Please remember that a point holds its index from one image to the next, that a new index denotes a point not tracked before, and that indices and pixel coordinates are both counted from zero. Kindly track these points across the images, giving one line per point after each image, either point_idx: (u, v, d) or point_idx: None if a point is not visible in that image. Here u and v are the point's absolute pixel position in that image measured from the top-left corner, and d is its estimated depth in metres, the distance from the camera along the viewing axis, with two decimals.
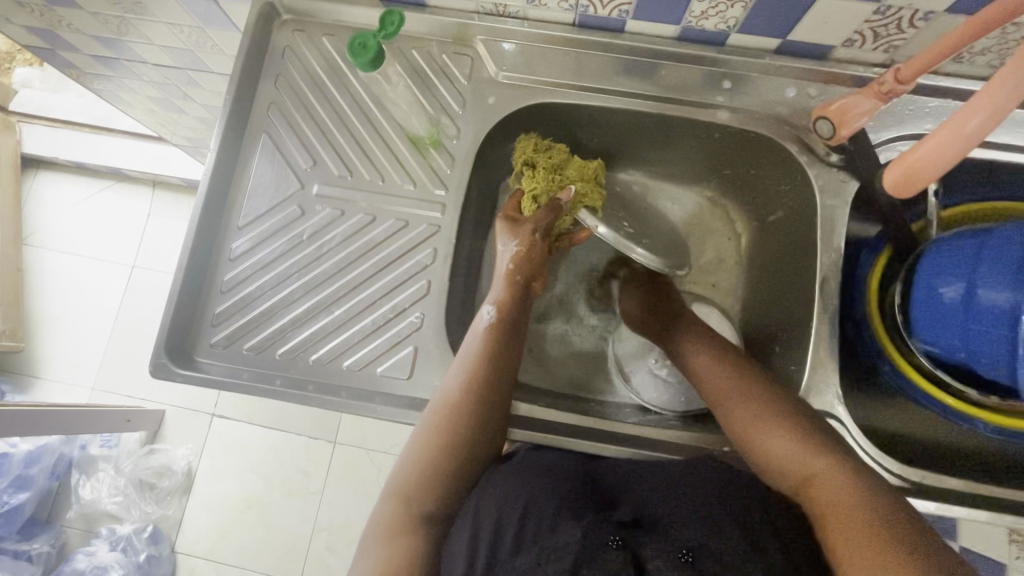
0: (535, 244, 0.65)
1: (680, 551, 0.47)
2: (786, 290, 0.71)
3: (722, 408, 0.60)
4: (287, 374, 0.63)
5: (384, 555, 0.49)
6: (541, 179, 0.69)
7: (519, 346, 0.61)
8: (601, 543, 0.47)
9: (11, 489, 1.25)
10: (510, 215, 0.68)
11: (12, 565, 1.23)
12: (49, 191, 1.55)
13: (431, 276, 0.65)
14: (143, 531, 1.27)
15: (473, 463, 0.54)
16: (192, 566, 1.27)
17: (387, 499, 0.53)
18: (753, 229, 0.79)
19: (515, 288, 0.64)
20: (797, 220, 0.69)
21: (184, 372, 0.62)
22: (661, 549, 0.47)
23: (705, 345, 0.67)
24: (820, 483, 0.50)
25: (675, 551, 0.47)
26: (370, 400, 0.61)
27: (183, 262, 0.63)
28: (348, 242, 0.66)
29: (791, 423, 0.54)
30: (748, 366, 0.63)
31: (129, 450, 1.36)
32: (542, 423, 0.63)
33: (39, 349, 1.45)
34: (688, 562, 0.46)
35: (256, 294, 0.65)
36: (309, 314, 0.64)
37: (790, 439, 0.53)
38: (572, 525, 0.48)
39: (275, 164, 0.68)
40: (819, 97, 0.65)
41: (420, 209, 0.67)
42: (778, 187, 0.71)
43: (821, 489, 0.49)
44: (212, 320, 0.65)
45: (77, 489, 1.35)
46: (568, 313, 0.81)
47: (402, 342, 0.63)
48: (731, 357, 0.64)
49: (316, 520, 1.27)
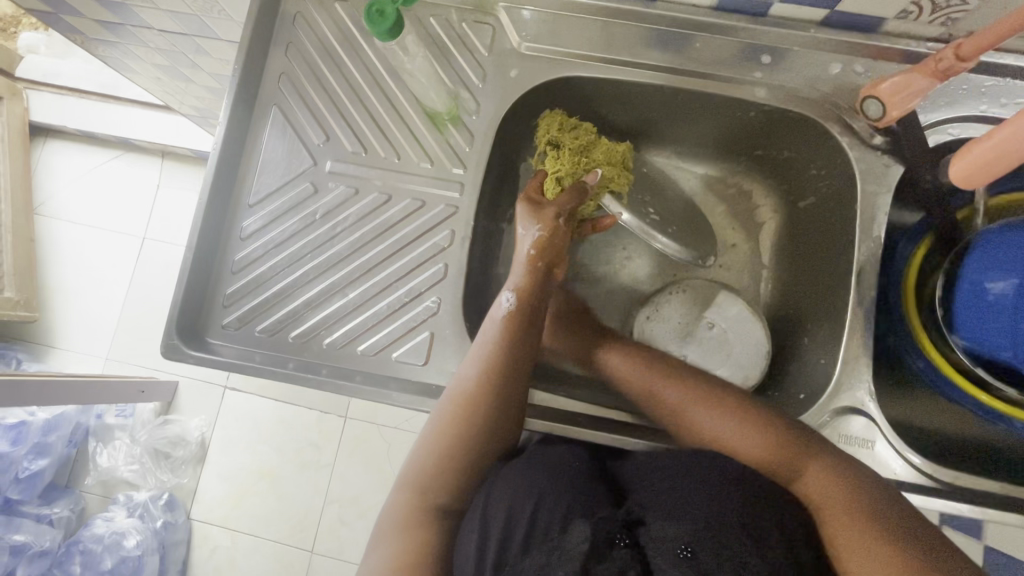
0: (558, 228, 0.62)
1: (678, 548, 0.44)
2: (819, 279, 0.68)
3: (684, 420, 0.56)
4: (300, 358, 0.61)
5: (402, 548, 0.48)
6: (565, 161, 0.66)
7: (538, 334, 0.59)
8: (609, 542, 0.45)
9: (31, 455, 1.27)
10: (532, 197, 0.65)
11: (35, 528, 1.25)
12: (59, 161, 1.53)
13: (448, 259, 0.63)
14: (159, 498, 1.30)
15: (491, 454, 0.53)
16: (207, 533, 1.30)
17: (400, 484, 0.52)
18: (781, 215, 0.76)
19: (535, 274, 0.61)
20: (832, 205, 0.66)
21: (195, 354, 0.60)
22: (662, 543, 0.45)
23: (641, 350, 0.64)
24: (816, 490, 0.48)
25: (673, 548, 0.44)
26: (385, 386, 0.59)
27: (193, 241, 0.61)
28: (362, 222, 0.64)
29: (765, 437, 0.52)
30: (699, 373, 0.60)
31: (143, 420, 1.37)
32: (559, 413, 0.61)
33: (54, 318, 1.46)
34: (687, 558, 0.43)
35: (268, 275, 0.63)
36: (322, 297, 0.62)
37: (762, 438, 0.52)
38: (580, 524, 0.46)
39: (287, 138, 0.65)
40: (866, 74, 0.61)
41: (437, 189, 0.64)
42: (811, 171, 0.68)
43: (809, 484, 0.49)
44: (224, 301, 0.63)
45: (94, 457, 1.37)
46: (587, 295, 0.79)
47: (417, 327, 0.61)
48: (680, 369, 0.60)
49: (327, 493, 1.28)
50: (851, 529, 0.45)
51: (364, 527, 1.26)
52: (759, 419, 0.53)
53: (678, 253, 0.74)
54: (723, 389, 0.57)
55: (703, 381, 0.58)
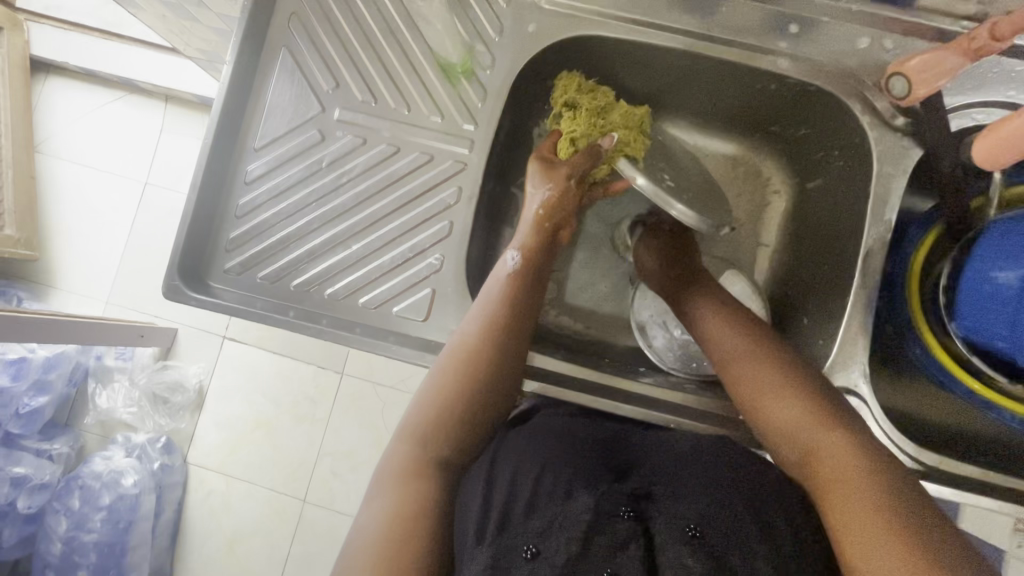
0: (568, 190, 0.62)
1: (686, 527, 0.43)
2: (822, 262, 0.68)
3: (735, 375, 0.56)
4: (301, 306, 0.61)
5: (396, 501, 0.46)
6: (582, 121, 0.65)
7: (541, 297, 0.58)
8: (612, 512, 0.43)
9: (32, 392, 1.29)
10: (545, 156, 0.65)
11: (35, 462, 1.29)
12: (62, 99, 1.50)
13: (454, 217, 0.62)
14: (157, 441, 1.33)
15: (491, 410, 0.52)
16: (201, 477, 1.33)
17: (399, 434, 0.50)
18: (788, 197, 0.76)
19: (542, 234, 0.61)
20: (842, 187, 0.66)
21: (197, 296, 0.60)
22: (666, 521, 0.43)
23: (724, 307, 0.63)
24: (839, 476, 0.44)
25: (681, 526, 0.43)
26: (385, 340, 0.59)
27: (197, 182, 0.60)
28: (368, 174, 0.63)
29: (816, 412, 0.49)
30: (773, 340, 0.57)
31: (142, 364, 1.38)
32: (555, 375, 0.61)
33: (55, 259, 1.45)
34: (694, 537, 0.42)
35: (272, 222, 0.62)
36: (325, 247, 0.62)
37: (807, 413, 0.49)
38: (585, 492, 0.44)
39: (295, 83, 0.64)
40: (895, 51, 0.59)
41: (446, 144, 0.63)
42: (827, 152, 0.67)
43: (830, 468, 0.45)
44: (227, 245, 0.62)
45: (94, 398, 1.39)
46: (584, 264, 0.80)
47: (419, 283, 0.61)
48: (756, 334, 0.58)
49: (321, 445, 1.30)
50: (856, 514, 0.41)
51: (356, 479, 1.29)
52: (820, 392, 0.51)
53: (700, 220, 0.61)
54: (791, 357, 0.55)
55: (768, 349, 0.56)
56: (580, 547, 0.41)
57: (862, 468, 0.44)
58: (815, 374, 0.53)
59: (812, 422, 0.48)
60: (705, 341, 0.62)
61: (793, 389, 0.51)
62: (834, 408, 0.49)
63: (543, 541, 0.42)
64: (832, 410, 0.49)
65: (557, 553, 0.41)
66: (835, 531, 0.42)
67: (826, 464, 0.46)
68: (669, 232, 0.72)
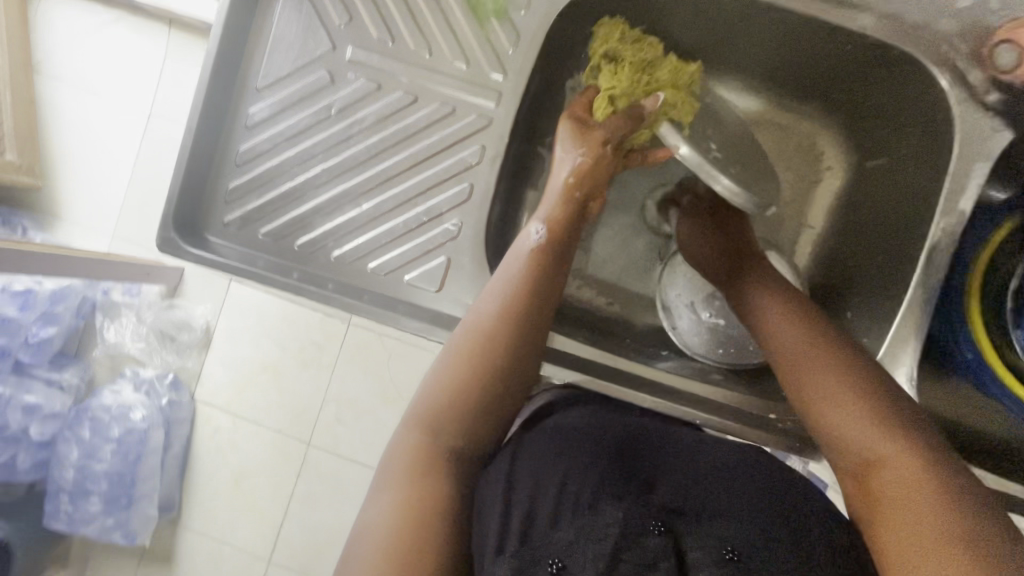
0: (603, 156, 0.55)
1: (723, 548, 0.40)
2: (874, 252, 0.62)
3: (786, 374, 0.52)
4: (306, 269, 0.56)
5: (404, 496, 0.44)
6: (624, 77, 0.58)
7: (564, 274, 0.53)
8: (642, 528, 0.41)
9: (39, 323, 1.25)
10: (578, 116, 0.58)
11: (45, 392, 1.27)
12: (59, 17, 1.40)
13: (475, 179, 0.56)
14: (165, 377, 1.32)
15: (508, 398, 0.49)
16: (209, 415, 1.31)
17: (405, 422, 0.48)
18: (843, 176, 0.68)
19: (571, 206, 0.55)
20: (907, 168, 0.59)
21: (192, 251, 0.55)
22: (704, 542, 0.41)
23: (778, 292, 0.57)
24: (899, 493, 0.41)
25: (716, 547, 0.40)
26: (394, 310, 0.55)
27: (193, 124, 0.54)
28: (382, 124, 0.56)
29: (877, 418, 0.45)
30: (835, 332, 0.52)
31: (148, 301, 1.34)
32: (574, 359, 0.57)
33: (58, 187, 1.41)
34: (731, 560, 0.40)
35: (276, 173, 0.57)
36: (334, 204, 0.56)
37: (866, 420, 0.45)
38: (614, 504, 0.41)
39: (303, 14, 0.56)
40: (1001, 11, 0.50)
41: (470, 96, 0.56)
42: (897, 128, 0.59)
43: (892, 484, 0.41)
44: (226, 196, 0.57)
45: (101, 331, 1.37)
46: (611, 237, 0.74)
47: (434, 251, 0.56)
48: (814, 326, 0.53)
49: (327, 391, 1.26)
50: (914, 534, 0.38)
51: (360, 428, 1.24)
52: (873, 398, 0.46)
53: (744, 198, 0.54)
54: (848, 353, 0.50)
55: (827, 343, 0.51)
56: (606, 564, 0.39)
57: (925, 485, 0.40)
58: (871, 374, 0.48)
59: (872, 428, 0.44)
60: (756, 332, 0.57)
61: (853, 391, 0.47)
62: (890, 416, 0.44)
63: (569, 556, 0.40)
64: (886, 419, 0.44)
65: (583, 567, 0.39)
66: (887, 550, 0.39)
67: (886, 478, 0.42)
68: (708, 210, 0.66)
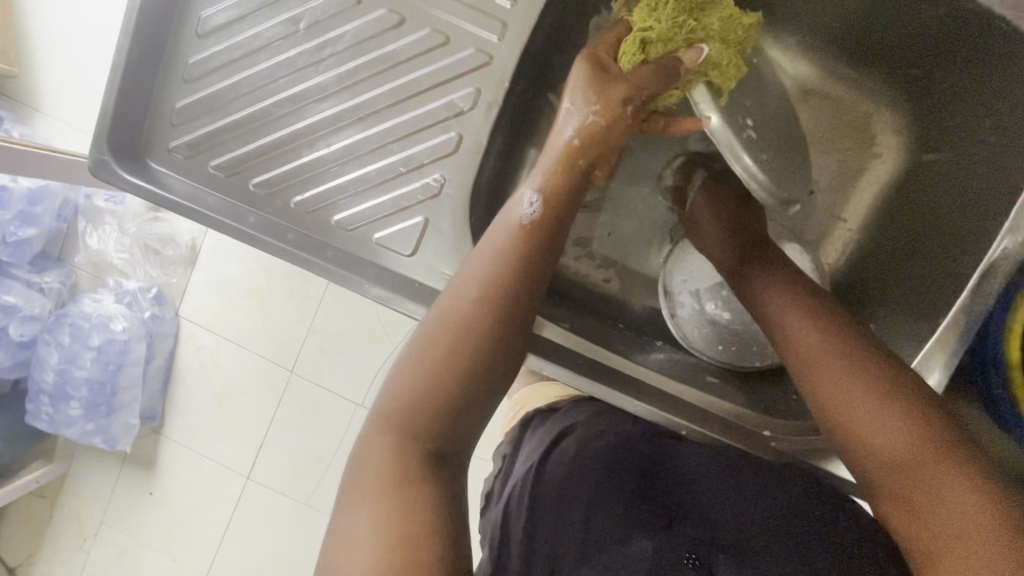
0: (619, 119, 0.46)
1: None
2: (915, 262, 0.55)
3: (813, 383, 0.45)
4: (261, 212, 0.49)
5: (370, 515, 0.38)
6: (665, 17, 0.47)
7: (558, 252, 0.45)
8: (675, 563, 0.40)
9: (17, 223, 1.06)
10: (601, 60, 0.48)
11: (25, 293, 1.08)
12: None
13: (465, 129, 0.47)
14: (148, 291, 1.11)
15: (488, 390, 0.42)
16: (193, 333, 1.12)
17: (373, 421, 0.42)
18: (894, 166, 0.59)
19: (571, 175, 0.46)
20: (979, 168, 0.50)
21: (131, 179, 0.47)
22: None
23: (793, 284, 0.50)
24: (960, 529, 0.36)
25: None
26: (361, 273, 0.48)
27: (129, 27, 0.45)
28: (360, 48, 0.47)
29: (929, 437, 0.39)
30: (860, 333, 0.45)
31: (134, 212, 1.14)
32: (555, 348, 0.52)
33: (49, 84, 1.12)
34: None
35: (229, 95, 0.48)
36: (296, 140, 0.48)
37: (914, 443, 0.39)
38: (643, 537, 0.41)
39: None
40: None
41: (469, 24, 0.46)
42: (975, 118, 0.50)
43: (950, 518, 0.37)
44: (172, 118, 0.48)
45: (84, 237, 1.16)
46: (621, 209, 0.66)
47: (410, 209, 0.48)
48: (839, 325, 0.46)
49: (312, 323, 1.07)
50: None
51: (347, 366, 1.07)
52: (918, 416, 0.40)
53: (762, 182, 0.62)
54: (885, 362, 0.43)
55: (857, 347, 0.44)
56: None
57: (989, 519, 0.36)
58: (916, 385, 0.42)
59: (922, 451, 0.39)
60: (775, 335, 0.49)
61: (894, 407, 0.40)
62: (941, 434, 0.39)
63: None
64: (937, 441, 0.39)
65: None
66: None
67: (943, 509, 0.37)
68: (732, 186, 0.57)
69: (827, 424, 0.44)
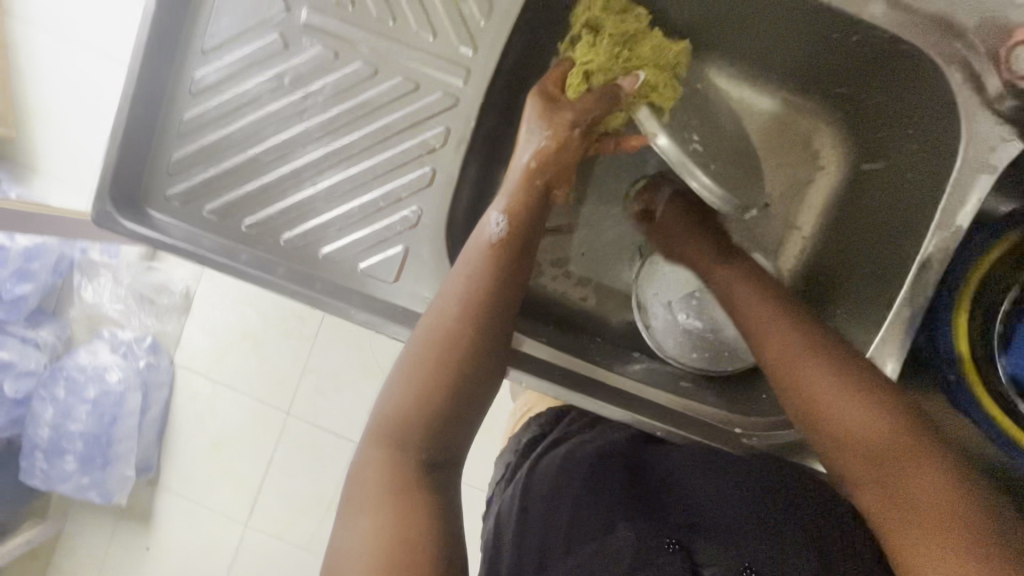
0: (569, 141, 0.51)
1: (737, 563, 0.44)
2: (864, 262, 0.59)
3: (782, 369, 0.48)
4: (253, 250, 0.53)
5: (371, 525, 0.40)
6: (601, 51, 0.53)
7: (529, 266, 0.49)
8: (657, 547, 0.45)
9: (13, 279, 1.07)
10: (549, 93, 0.53)
11: (20, 348, 1.09)
12: None
13: (438, 163, 0.52)
14: (143, 340, 1.12)
15: (472, 398, 0.45)
16: (189, 380, 1.13)
17: (368, 438, 0.44)
18: (837, 175, 0.64)
19: (532, 193, 0.50)
20: (908, 172, 0.55)
21: (131, 226, 0.51)
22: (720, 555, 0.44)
23: (759, 284, 0.55)
24: (917, 492, 0.40)
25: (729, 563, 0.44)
26: (347, 300, 0.52)
27: (129, 91, 0.50)
28: (340, 97, 0.52)
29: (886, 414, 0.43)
30: (821, 325, 0.50)
31: (128, 262, 1.16)
32: (534, 362, 0.55)
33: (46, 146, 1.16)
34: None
35: (222, 145, 0.52)
36: (284, 182, 0.52)
37: (874, 418, 0.43)
38: (625, 526, 0.46)
39: None
40: None
41: (436, 71, 0.51)
42: (900, 129, 0.55)
43: (910, 484, 0.41)
44: (168, 168, 0.53)
45: (79, 290, 1.18)
46: (592, 230, 0.70)
47: (391, 239, 0.52)
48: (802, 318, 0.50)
49: (305, 362, 1.09)
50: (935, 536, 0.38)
51: (342, 402, 1.08)
52: (876, 394, 0.44)
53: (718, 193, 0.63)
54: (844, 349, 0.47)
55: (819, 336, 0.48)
56: None
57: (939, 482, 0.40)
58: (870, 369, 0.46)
59: (882, 426, 0.43)
60: (745, 330, 0.53)
61: (854, 388, 0.44)
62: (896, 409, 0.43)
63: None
64: (894, 416, 0.43)
65: None
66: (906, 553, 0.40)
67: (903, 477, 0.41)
68: (691, 205, 0.62)
69: (796, 406, 0.47)
